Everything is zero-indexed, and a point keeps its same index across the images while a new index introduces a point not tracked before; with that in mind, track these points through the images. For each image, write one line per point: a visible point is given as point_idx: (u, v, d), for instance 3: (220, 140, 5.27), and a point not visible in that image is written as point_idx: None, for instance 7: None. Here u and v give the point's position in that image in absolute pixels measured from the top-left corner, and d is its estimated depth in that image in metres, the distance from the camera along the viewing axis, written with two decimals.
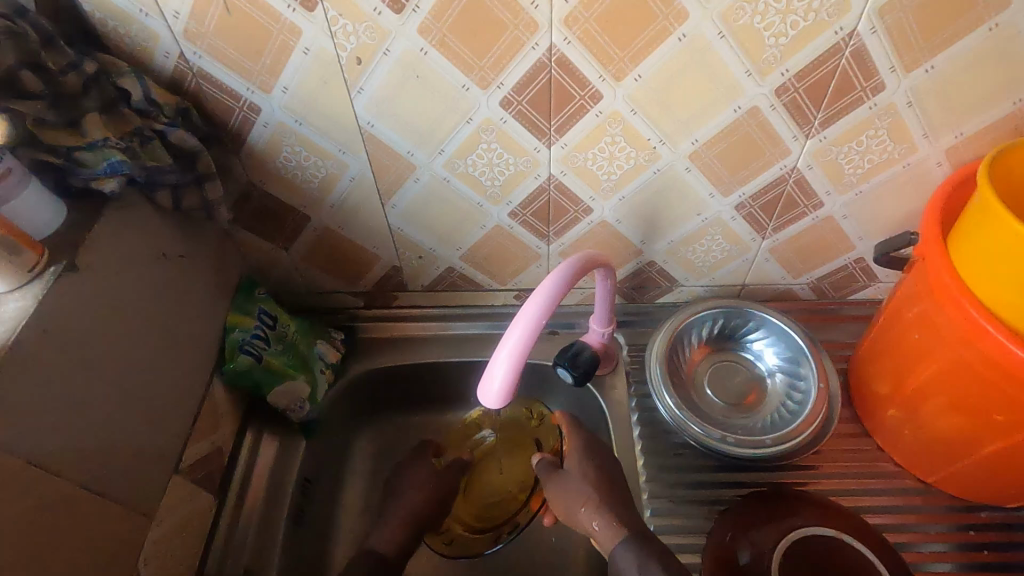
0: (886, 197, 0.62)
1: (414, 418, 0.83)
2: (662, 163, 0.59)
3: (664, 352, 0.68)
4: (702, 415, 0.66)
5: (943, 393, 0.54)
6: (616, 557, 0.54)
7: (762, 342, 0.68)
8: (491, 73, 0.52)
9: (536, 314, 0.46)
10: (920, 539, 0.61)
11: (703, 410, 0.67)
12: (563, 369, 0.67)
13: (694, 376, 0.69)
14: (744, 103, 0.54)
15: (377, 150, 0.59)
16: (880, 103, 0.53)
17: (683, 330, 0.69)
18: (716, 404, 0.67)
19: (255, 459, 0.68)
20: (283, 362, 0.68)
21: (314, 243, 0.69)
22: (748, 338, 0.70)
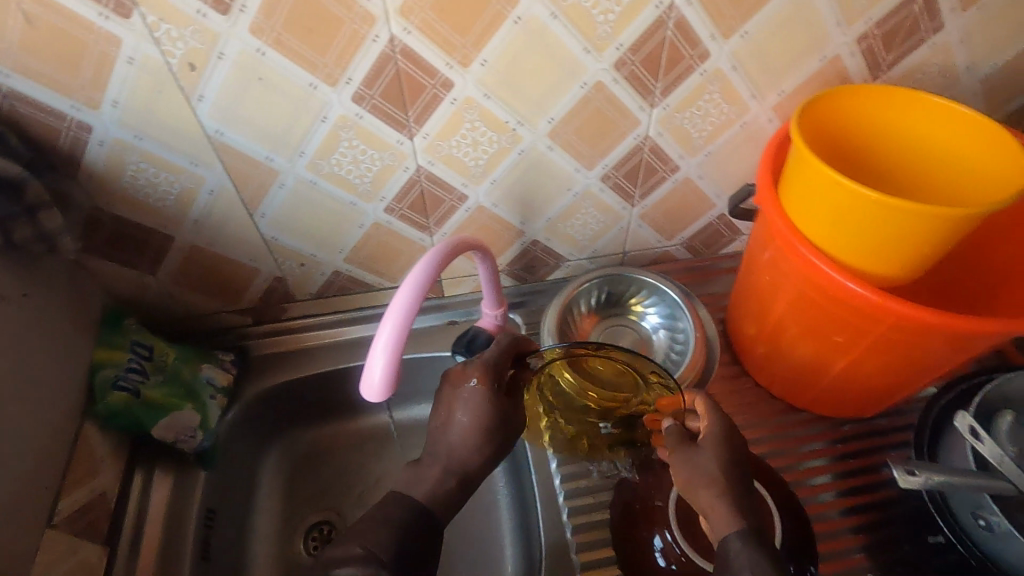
0: (731, 156, 0.68)
1: (326, 430, 0.82)
2: (525, 144, 0.61)
3: (558, 323, 0.71)
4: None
5: (795, 325, 0.60)
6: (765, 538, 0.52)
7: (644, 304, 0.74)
8: (337, 70, 0.51)
9: (407, 302, 0.47)
10: (796, 459, 0.68)
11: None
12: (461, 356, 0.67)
13: (587, 344, 0.73)
14: (589, 80, 0.56)
15: (232, 158, 0.56)
16: (708, 69, 0.58)
17: (573, 302, 0.73)
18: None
19: (148, 501, 0.64)
20: (165, 394, 0.65)
21: (183, 264, 0.66)
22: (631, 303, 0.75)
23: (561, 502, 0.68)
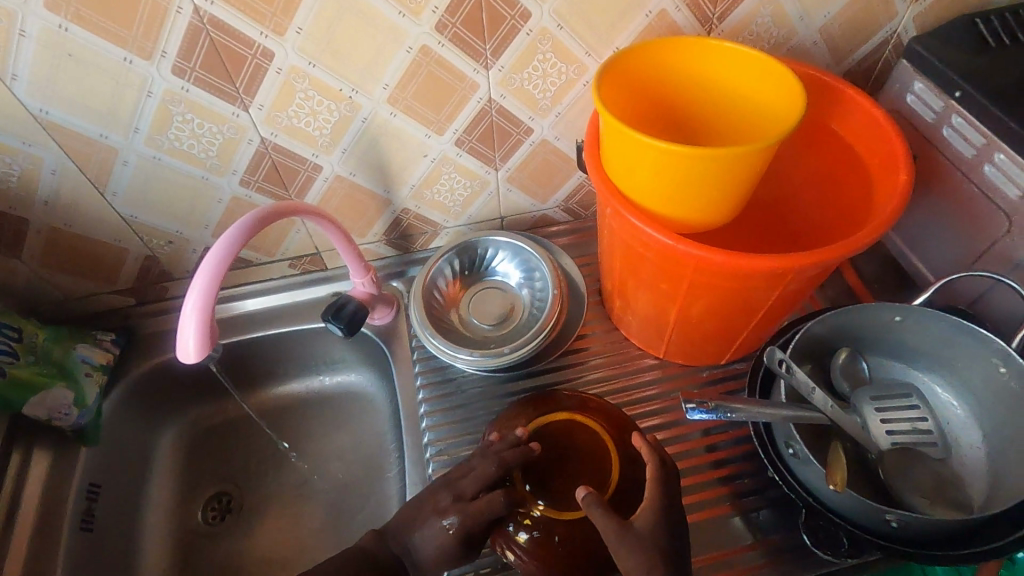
0: (582, 115, 0.69)
1: (226, 405, 0.85)
2: (365, 112, 0.62)
3: (424, 296, 0.75)
4: (469, 341, 0.74)
5: (634, 276, 0.61)
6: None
7: (506, 264, 0.79)
8: (148, 43, 0.52)
9: (213, 268, 0.48)
10: (660, 405, 0.71)
11: (469, 338, 0.75)
12: (332, 323, 0.70)
13: (456, 311, 0.77)
14: (413, 44, 0.57)
15: (66, 138, 0.57)
16: (533, 29, 0.59)
17: (438, 273, 0.77)
18: (480, 331, 0.76)
19: (26, 476, 0.66)
20: (35, 373, 0.67)
21: (47, 247, 0.67)
22: (495, 265, 0.79)
23: (430, 457, 0.68)
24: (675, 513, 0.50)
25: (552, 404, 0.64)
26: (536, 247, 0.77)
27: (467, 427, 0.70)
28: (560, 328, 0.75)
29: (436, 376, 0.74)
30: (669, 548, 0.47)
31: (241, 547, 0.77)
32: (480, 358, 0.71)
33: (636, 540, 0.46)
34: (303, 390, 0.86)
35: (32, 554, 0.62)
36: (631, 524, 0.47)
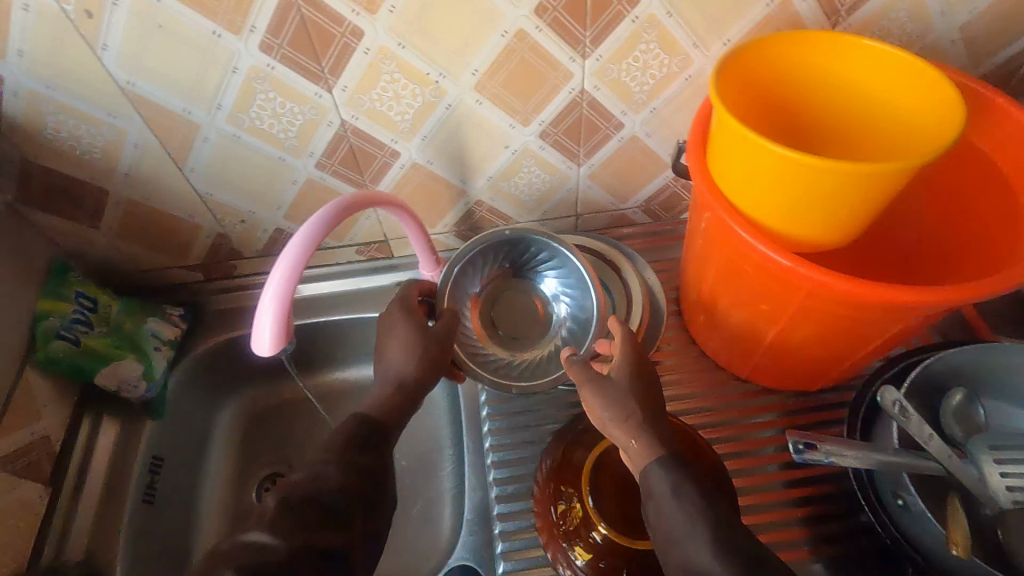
0: (679, 112, 0.64)
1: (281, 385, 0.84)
2: (451, 98, 0.59)
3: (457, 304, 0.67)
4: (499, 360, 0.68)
5: (728, 292, 0.56)
6: (648, 478, 0.45)
7: (553, 280, 0.70)
8: (238, 17, 0.50)
9: (294, 258, 0.46)
10: (745, 430, 0.66)
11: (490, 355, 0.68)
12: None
13: (485, 317, 0.70)
14: (509, 28, 0.53)
15: (150, 111, 0.56)
16: (641, 15, 0.54)
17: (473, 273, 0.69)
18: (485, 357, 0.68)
19: (95, 443, 0.67)
20: (107, 344, 0.67)
21: (123, 219, 0.67)
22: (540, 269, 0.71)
23: (489, 464, 0.67)
24: (648, 369, 0.51)
25: None
26: (625, 262, 0.73)
27: (528, 437, 0.67)
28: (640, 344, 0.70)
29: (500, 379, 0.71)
30: (645, 395, 0.49)
31: None
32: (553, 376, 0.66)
33: (611, 390, 0.49)
34: (361, 377, 0.85)
35: (94, 523, 0.63)
36: (606, 377, 0.51)
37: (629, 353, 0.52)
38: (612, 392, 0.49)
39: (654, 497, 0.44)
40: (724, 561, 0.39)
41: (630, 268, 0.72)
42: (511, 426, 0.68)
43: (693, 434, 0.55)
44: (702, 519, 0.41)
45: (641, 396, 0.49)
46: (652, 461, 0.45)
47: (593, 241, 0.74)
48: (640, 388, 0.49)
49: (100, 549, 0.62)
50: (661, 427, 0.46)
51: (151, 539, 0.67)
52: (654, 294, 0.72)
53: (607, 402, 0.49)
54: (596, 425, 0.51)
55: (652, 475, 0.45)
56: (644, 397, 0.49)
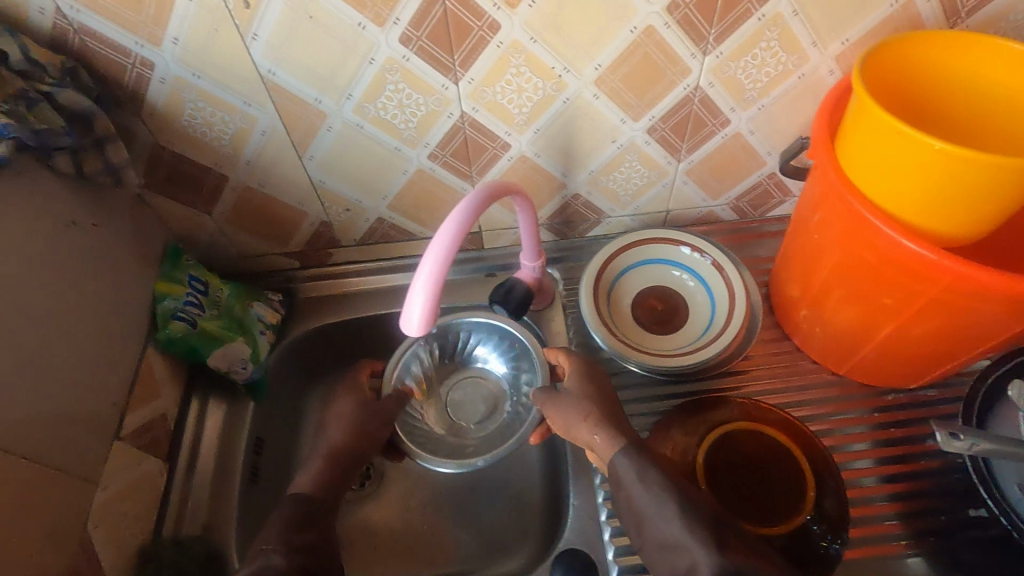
0: (787, 110, 0.65)
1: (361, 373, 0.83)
2: (570, 92, 0.60)
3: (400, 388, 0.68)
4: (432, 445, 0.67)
5: (843, 287, 0.58)
6: (615, 465, 0.52)
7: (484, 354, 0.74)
8: (385, 10, 0.51)
9: (448, 242, 0.48)
10: (841, 424, 0.68)
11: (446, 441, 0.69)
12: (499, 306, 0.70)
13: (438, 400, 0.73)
14: (639, 24, 0.55)
15: (284, 99, 0.58)
16: (767, 14, 0.55)
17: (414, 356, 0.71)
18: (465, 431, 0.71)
19: (204, 423, 0.69)
20: (219, 327, 0.68)
21: (237, 204, 0.69)
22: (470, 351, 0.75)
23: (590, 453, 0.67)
24: (603, 381, 0.61)
25: (720, 409, 0.62)
26: (730, 263, 0.70)
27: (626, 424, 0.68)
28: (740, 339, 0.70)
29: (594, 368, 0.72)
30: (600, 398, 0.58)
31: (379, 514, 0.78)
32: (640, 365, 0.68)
33: (569, 395, 0.59)
34: None
35: (209, 500, 0.65)
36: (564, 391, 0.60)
37: (579, 368, 0.62)
38: (568, 401, 0.58)
39: (623, 483, 0.51)
40: (691, 522, 0.46)
41: (735, 270, 0.69)
42: None
43: (795, 424, 0.61)
44: (669, 496, 0.49)
45: (595, 400, 0.58)
46: (615, 451, 0.53)
47: (698, 239, 0.71)
48: (592, 394, 0.59)
49: (216, 524, 0.64)
50: (613, 421, 0.55)
51: (257, 517, 0.68)
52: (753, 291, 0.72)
53: (567, 407, 0.58)
54: (561, 434, 0.59)
55: (616, 460, 0.53)
56: (599, 400, 0.58)
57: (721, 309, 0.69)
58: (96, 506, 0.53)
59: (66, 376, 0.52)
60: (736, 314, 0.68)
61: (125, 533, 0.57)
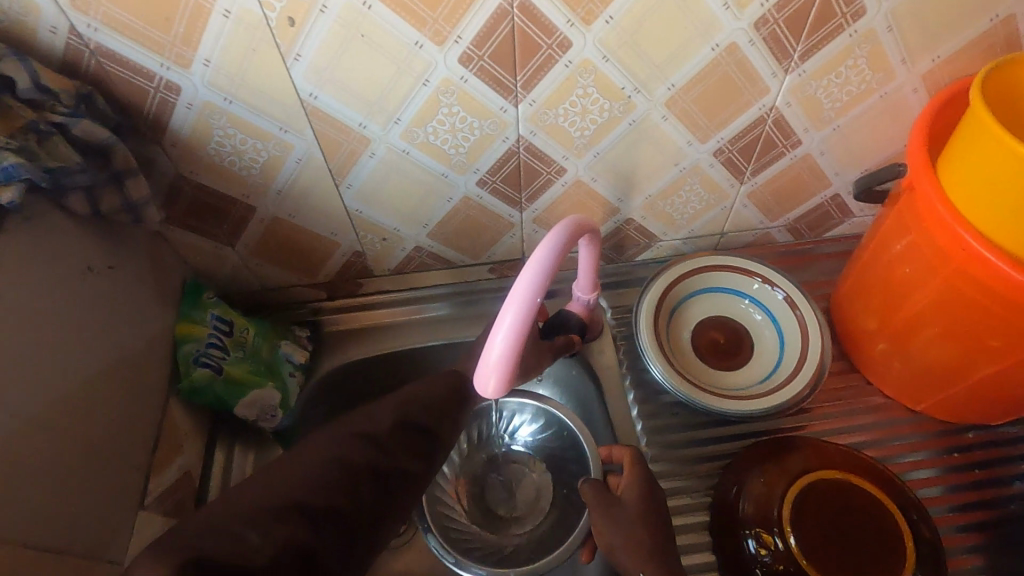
0: (862, 130, 0.60)
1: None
2: (637, 114, 0.55)
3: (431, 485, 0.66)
4: (466, 547, 0.63)
5: (937, 323, 0.54)
6: None
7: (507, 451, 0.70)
8: (447, 27, 0.45)
9: (533, 285, 0.42)
10: (916, 465, 0.63)
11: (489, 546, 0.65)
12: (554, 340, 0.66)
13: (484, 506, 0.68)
14: (722, 41, 0.50)
15: (324, 125, 0.52)
16: (859, 30, 0.51)
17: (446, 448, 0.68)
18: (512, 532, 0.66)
19: (230, 476, 0.63)
20: (245, 370, 0.62)
21: (263, 236, 0.62)
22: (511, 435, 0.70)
23: None
24: (660, 493, 0.54)
25: (795, 456, 0.58)
26: (806, 301, 0.66)
27: (692, 468, 0.63)
28: (820, 374, 0.63)
29: (652, 407, 0.67)
30: (653, 518, 0.51)
31: (419, 566, 0.71)
32: (684, 399, 0.62)
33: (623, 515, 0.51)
34: None
35: None
36: (618, 501, 0.53)
37: (639, 475, 0.54)
38: (618, 519, 0.51)
39: None
40: None
41: (810, 308, 0.65)
42: (672, 458, 0.64)
43: (884, 474, 0.57)
44: None
45: (647, 523, 0.50)
46: None
47: (770, 272, 0.68)
48: (645, 514, 0.51)
49: None
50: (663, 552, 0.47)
51: None
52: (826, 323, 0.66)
53: (618, 527, 0.50)
54: (604, 551, 0.52)
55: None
56: (651, 519, 0.51)
57: (792, 346, 0.64)
58: None
59: (87, 443, 0.46)
60: (808, 352, 0.63)
61: None
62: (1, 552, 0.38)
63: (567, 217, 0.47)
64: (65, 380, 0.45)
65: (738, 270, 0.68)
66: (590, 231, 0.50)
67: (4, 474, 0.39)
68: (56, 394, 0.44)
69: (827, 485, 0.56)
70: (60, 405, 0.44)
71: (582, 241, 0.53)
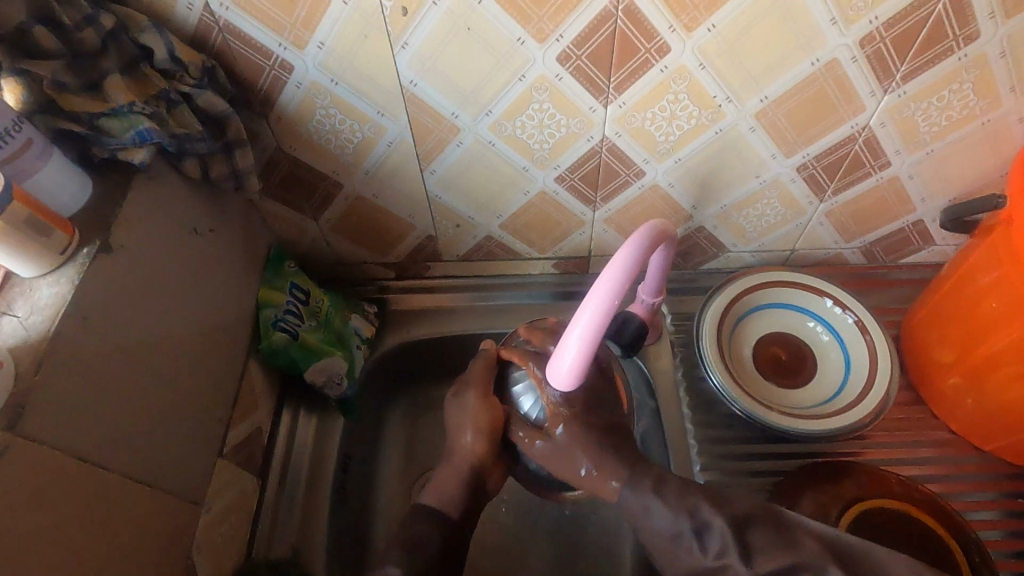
0: (958, 156, 0.58)
1: (447, 391, 0.78)
2: (725, 123, 0.55)
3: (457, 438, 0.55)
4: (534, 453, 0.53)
5: (1020, 362, 0.53)
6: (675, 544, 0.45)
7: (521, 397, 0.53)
8: (550, 25, 0.46)
9: (608, 295, 0.44)
10: (979, 506, 0.61)
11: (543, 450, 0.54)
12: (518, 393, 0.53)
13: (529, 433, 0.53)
14: (823, 56, 0.49)
15: (419, 111, 0.54)
16: (970, 53, 0.49)
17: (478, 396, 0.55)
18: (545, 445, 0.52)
19: (294, 437, 0.66)
20: (319, 339, 0.65)
21: (345, 212, 0.65)
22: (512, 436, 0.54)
23: None
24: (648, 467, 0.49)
25: (848, 484, 0.58)
26: (877, 327, 0.65)
27: (744, 482, 0.62)
28: (886, 403, 0.62)
29: (706, 417, 0.67)
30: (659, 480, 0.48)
31: None
32: (742, 412, 0.61)
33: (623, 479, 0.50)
34: None
35: (299, 521, 0.62)
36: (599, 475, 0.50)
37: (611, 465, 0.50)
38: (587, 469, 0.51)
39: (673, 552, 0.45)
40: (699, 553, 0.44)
41: (880, 334, 0.64)
42: (723, 469, 0.63)
43: (939, 504, 0.57)
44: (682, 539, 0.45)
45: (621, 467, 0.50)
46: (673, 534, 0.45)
47: (841, 294, 0.67)
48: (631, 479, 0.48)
49: (306, 547, 0.61)
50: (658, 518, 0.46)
51: (344, 542, 0.64)
52: (894, 352, 0.65)
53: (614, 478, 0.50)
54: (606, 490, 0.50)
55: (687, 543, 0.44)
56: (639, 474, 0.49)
57: (858, 370, 0.63)
58: (200, 531, 0.50)
59: (181, 392, 0.49)
60: (874, 379, 0.62)
61: (223, 558, 0.54)
62: (110, 480, 0.41)
63: (649, 222, 0.47)
64: (167, 331, 0.48)
65: (806, 289, 0.67)
66: (670, 236, 0.50)
67: (117, 412, 0.43)
68: (162, 342, 0.47)
69: (881, 509, 0.57)
70: (164, 351, 0.48)
71: (658, 249, 0.54)
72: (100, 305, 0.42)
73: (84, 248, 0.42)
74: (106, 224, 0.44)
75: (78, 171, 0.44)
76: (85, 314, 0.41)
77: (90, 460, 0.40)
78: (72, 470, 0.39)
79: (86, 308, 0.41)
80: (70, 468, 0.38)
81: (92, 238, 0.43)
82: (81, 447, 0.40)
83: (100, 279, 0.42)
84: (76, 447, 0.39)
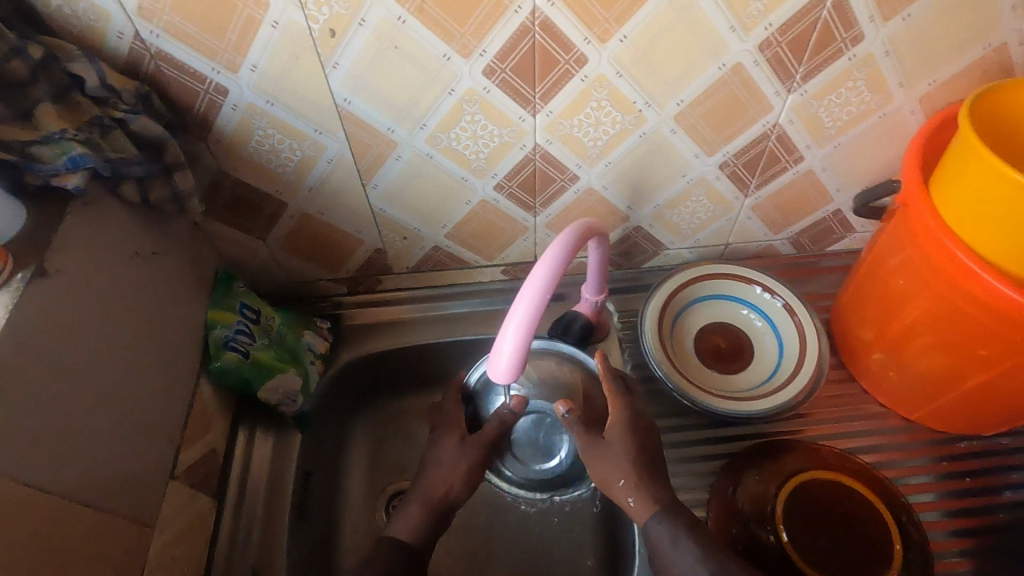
0: (862, 148, 0.63)
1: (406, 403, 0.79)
2: (648, 126, 0.59)
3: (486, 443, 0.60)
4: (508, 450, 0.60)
5: (930, 333, 0.57)
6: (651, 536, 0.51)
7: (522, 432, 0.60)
8: (473, 41, 0.49)
9: (540, 290, 0.46)
10: (911, 472, 0.65)
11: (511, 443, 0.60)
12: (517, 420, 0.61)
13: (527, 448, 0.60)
14: (728, 61, 0.53)
15: (356, 128, 0.56)
16: (858, 54, 0.54)
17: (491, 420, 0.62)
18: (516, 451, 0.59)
19: (251, 457, 0.66)
20: (272, 356, 0.65)
21: (292, 230, 0.66)
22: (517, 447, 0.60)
23: None
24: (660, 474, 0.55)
25: (786, 459, 0.62)
26: (804, 309, 0.69)
27: (694, 467, 0.65)
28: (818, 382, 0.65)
29: (655, 408, 0.69)
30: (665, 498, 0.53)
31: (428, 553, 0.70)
32: (686, 399, 0.64)
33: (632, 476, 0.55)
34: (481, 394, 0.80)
35: (259, 541, 0.62)
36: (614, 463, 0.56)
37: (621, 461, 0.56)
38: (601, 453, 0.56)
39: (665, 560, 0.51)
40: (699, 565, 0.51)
41: (808, 317, 0.68)
42: (674, 456, 0.66)
43: (869, 472, 0.61)
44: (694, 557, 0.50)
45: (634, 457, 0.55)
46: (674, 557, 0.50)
47: (771, 282, 0.71)
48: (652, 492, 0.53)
49: (266, 565, 0.61)
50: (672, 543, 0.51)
51: (308, 558, 0.65)
52: (824, 334, 0.69)
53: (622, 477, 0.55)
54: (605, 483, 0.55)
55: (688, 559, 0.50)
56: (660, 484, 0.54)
57: (791, 353, 0.67)
58: (152, 554, 0.50)
59: (128, 413, 0.49)
60: (806, 360, 0.66)
61: None
62: (55, 504, 0.41)
63: (577, 221, 0.50)
64: (110, 353, 0.48)
65: (741, 279, 0.71)
66: (599, 234, 0.53)
67: (58, 436, 0.43)
68: (103, 364, 0.48)
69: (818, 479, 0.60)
70: (108, 373, 0.48)
71: (591, 245, 0.57)
72: (36, 329, 0.42)
73: (18, 274, 0.43)
74: (42, 249, 0.44)
75: (11, 201, 0.44)
76: (20, 338, 0.41)
77: (31, 484, 0.40)
78: (12, 492, 0.39)
79: (21, 332, 0.41)
80: (8, 492, 0.38)
81: (27, 263, 0.43)
82: (22, 471, 0.40)
83: (35, 302, 0.42)
84: (15, 471, 0.39)
